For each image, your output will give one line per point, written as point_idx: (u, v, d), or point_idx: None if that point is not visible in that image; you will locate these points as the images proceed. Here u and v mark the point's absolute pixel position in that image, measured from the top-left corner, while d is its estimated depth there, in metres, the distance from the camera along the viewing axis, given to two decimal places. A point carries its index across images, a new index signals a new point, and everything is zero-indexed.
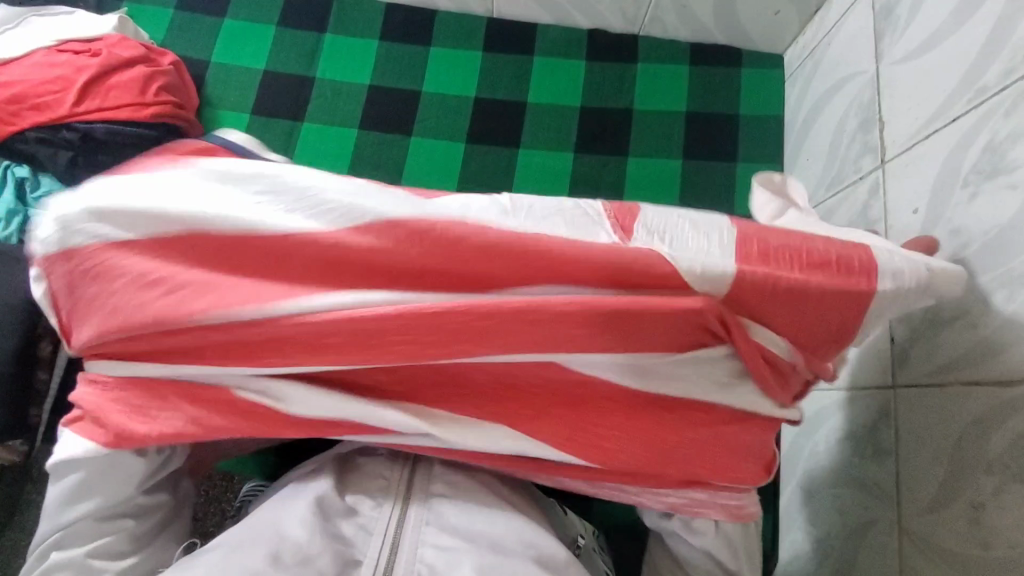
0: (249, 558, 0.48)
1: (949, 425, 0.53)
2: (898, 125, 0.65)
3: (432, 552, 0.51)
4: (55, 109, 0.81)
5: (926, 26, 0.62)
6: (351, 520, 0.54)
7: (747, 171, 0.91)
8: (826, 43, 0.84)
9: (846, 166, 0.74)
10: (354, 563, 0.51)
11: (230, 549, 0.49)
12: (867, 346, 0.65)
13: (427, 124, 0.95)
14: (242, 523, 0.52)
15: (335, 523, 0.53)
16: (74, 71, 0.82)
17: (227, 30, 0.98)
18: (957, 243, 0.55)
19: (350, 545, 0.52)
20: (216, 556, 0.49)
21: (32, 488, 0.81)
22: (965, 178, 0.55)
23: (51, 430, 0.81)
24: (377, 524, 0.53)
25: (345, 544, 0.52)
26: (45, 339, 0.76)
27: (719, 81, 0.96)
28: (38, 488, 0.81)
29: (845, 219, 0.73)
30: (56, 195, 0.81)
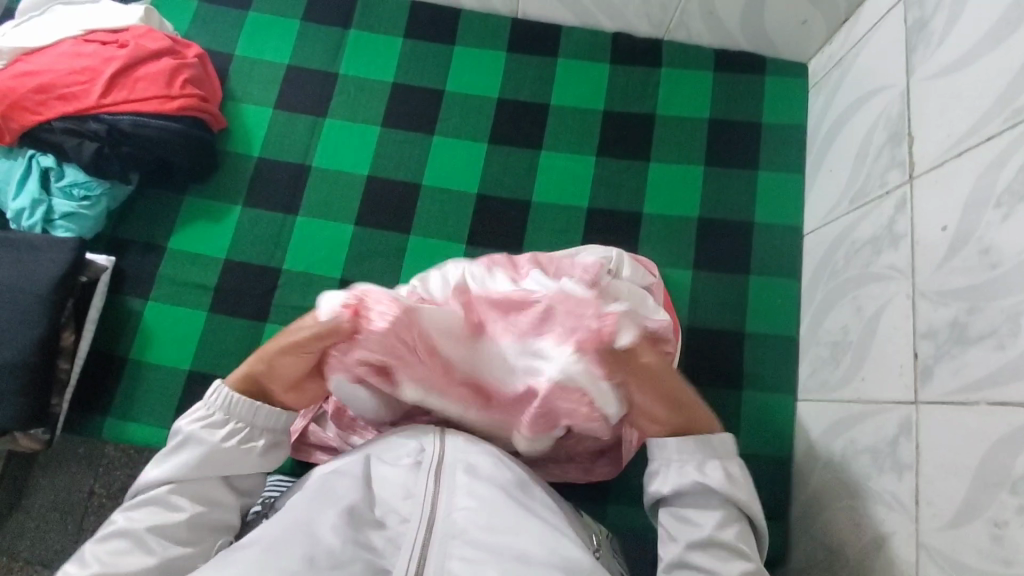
0: (284, 558, 0.50)
1: (972, 442, 0.53)
2: (928, 141, 0.65)
3: (460, 565, 0.53)
4: (82, 100, 0.81)
5: (961, 43, 0.62)
6: (379, 531, 0.56)
7: (769, 179, 0.91)
8: (854, 54, 0.83)
9: (871, 180, 0.74)
10: (381, 573, 0.53)
11: (262, 549, 0.51)
12: (888, 361, 0.66)
13: (450, 123, 0.95)
14: (272, 527, 0.54)
15: (365, 533, 0.55)
16: (101, 62, 0.82)
17: (252, 23, 0.98)
18: (987, 262, 0.55)
19: (379, 556, 0.54)
20: (249, 553, 0.51)
21: (40, 474, 0.81)
22: (998, 198, 0.55)
23: (70, 419, 0.81)
24: (405, 532, 0.56)
25: (373, 555, 0.54)
26: (67, 328, 0.79)
27: (743, 89, 0.96)
28: (46, 475, 0.81)
29: (870, 232, 0.73)
30: (80, 185, 0.82)
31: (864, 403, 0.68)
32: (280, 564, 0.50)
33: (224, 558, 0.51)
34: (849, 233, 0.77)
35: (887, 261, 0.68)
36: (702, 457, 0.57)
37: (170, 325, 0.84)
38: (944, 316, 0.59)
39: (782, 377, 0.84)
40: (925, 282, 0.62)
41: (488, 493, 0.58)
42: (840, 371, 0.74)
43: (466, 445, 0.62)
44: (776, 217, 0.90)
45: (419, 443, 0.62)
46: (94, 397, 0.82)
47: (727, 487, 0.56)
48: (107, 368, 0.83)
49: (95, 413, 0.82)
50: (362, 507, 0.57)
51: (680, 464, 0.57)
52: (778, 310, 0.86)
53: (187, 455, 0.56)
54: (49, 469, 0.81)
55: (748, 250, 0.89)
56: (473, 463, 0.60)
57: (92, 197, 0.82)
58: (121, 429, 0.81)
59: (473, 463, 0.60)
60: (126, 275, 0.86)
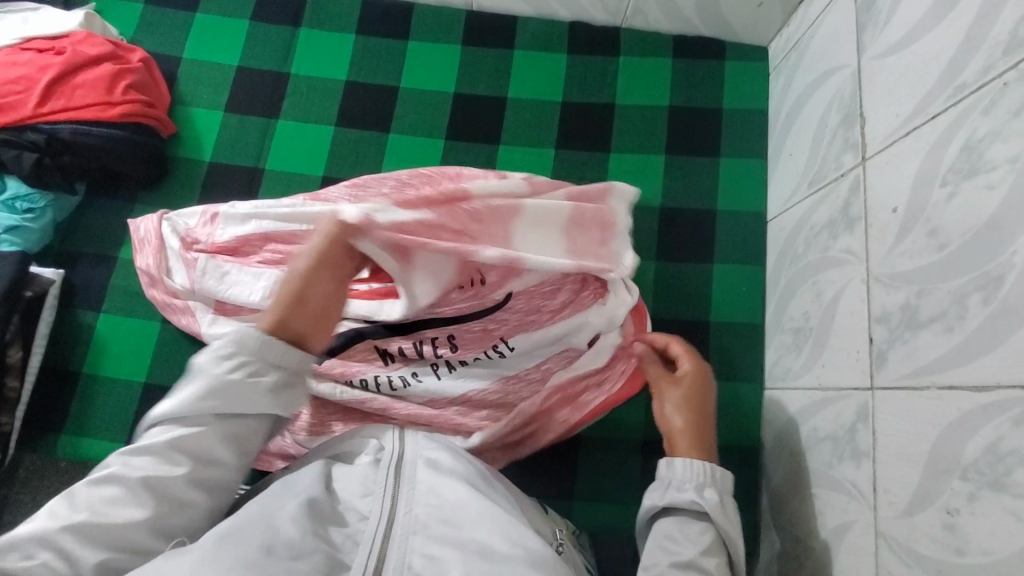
0: (242, 548, 0.49)
1: (924, 428, 0.52)
2: (879, 121, 0.64)
3: (421, 561, 0.53)
4: (16, 110, 0.78)
5: (907, 20, 0.61)
6: (339, 528, 0.56)
7: (732, 165, 0.90)
8: (810, 34, 0.81)
9: (827, 163, 0.73)
10: (341, 568, 0.52)
11: (221, 537, 0.50)
12: (847, 346, 0.65)
13: (406, 119, 0.93)
14: (234, 518, 0.53)
15: (325, 527, 0.55)
16: (37, 70, 0.80)
17: (199, 24, 0.95)
18: (935, 243, 0.54)
19: (338, 550, 0.54)
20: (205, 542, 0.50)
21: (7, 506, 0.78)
22: (944, 177, 0.53)
23: (25, 437, 0.80)
24: (362, 529, 0.56)
25: (334, 550, 0.53)
26: (12, 346, 0.76)
27: (704, 75, 0.94)
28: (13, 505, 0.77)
29: (827, 216, 0.72)
30: (22, 197, 0.79)
31: (824, 390, 0.68)
32: (239, 553, 0.48)
33: (183, 550, 0.49)
34: (809, 217, 0.76)
35: (844, 245, 0.67)
36: (722, 490, 0.61)
37: (122, 338, 0.83)
38: (896, 300, 0.58)
39: (750, 367, 0.83)
40: (879, 266, 0.60)
41: (449, 487, 0.59)
42: (802, 358, 0.74)
43: (425, 442, 0.65)
44: (739, 203, 0.88)
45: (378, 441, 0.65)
46: (48, 414, 0.81)
47: (719, 514, 0.60)
48: (60, 385, 0.81)
49: (50, 431, 0.80)
50: (321, 503, 0.56)
51: (678, 485, 0.61)
52: (742, 298, 0.85)
53: (207, 396, 0.54)
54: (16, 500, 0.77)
55: (712, 238, 0.88)
56: (432, 457, 0.62)
57: (36, 209, 0.79)
58: (78, 447, 0.79)
59: (434, 459, 0.62)
60: (76, 288, 0.84)
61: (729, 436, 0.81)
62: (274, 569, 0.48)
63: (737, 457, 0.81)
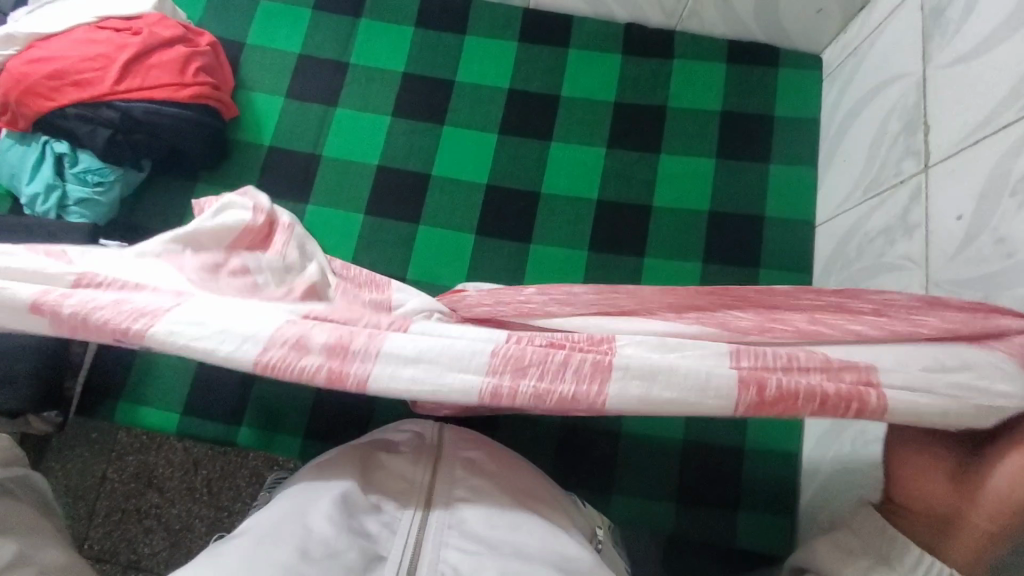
0: (277, 549, 0.51)
1: None
2: (944, 130, 0.64)
3: (457, 555, 0.55)
4: (95, 87, 0.80)
5: (979, 30, 0.62)
6: (375, 517, 0.58)
7: (781, 171, 0.91)
8: (869, 44, 0.82)
9: (885, 170, 0.73)
10: (377, 560, 0.55)
11: (258, 538, 0.52)
12: None
13: (460, 113, 0.95)
14: (268, 517, 0.56)
15: (359, 519, 0.57)
16: (115, 49, 0.82)
17: (264, 12, 0.98)
18: (1003, 251, 0.55)
19: (374, 542, 0.56)
20: (244, 541, 0.53)
21: (51, 459, 0.82)
22: (1014, 187, 0.54)
23: (85, 403, 0.82)
24: (401, 520, 0.58)
25: (369, 541, 0.56)
26: None
27: (756, 81, 0.95)
28: (57, 459, 0.82)
29: (883, 223, 0.72)
30: (94, 171, 0.82)
31: None
32: (273, 554, 0.51)
33: (215, 550, 0.52)
34: (862, 224, 0.77)
35: (901, 251, 0.68)
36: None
37: None
38: None
39: None
40: (939, 273, 0.61)
41: (486, 485, 0.61)
42: None
43: (463, 440, 0.66)
44: (788, 210, 0.89)
45: (415, 433, 0.67)
46: (107, 384, 0.83)
47: None
48: (119, 356, 0.84)
49: (107, 400, 0.82)
50: (358, 497, 0.58)
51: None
52: None
53: None
54: (61, 453, 0.82)
55: (759, 242, 0.89)
56: (472, 459, 0.64)
57: (105, 182, 0.82)
58: (134, 415, 0.82)
59: (473, 460, 0.64)
60: None
61: (769, 439, 0.83)
62: (310, 569, 0.51)
63: (777, 461, 0.82)
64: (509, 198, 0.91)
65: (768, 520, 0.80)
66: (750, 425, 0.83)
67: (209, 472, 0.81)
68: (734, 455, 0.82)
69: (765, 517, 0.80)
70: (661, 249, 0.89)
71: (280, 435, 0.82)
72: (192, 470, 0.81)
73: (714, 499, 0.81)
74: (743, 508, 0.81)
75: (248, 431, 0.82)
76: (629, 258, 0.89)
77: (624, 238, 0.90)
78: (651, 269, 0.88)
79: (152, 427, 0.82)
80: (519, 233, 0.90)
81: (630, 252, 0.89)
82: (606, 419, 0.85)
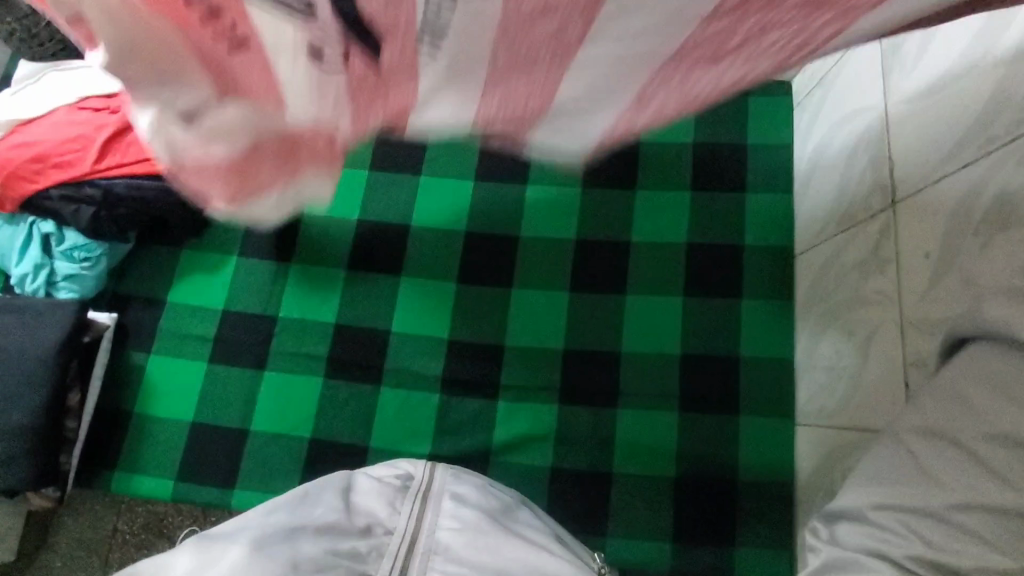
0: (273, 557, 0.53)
1: None
2: (908, 166, 0.64)
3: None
4: (77, 168, 0.82)
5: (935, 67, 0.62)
6: (364, 538, 0.61)
7: (757, 200, 0.91)
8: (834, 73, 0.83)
9: (856, 202, 0.73)
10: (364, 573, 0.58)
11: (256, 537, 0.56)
12: (882, 389, 0.65)
13: (435, 162, 0.96)
14: (270, 519, 0.59)
15: (349, 541, 0.60)
16: (94, 128, 0.84)
17: None
18: None
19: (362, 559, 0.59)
20: (246, 537, 0.55)
21: (64, 514, 0.83)
22: (977, 228, 0.54)
23: (84, 473, 0.84)
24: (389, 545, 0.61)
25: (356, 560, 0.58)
26: (72, 388, 0.82)
27: (727, 110, 0.96)
28: (70, 513, 0.83)
29: (857, 256, 0.72)
30: (80, 247, 0.84)
31: (859, 430, 0.68)
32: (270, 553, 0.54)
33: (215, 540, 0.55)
34: (837, 256, 0.77)
35: (876, 286, 0.68)
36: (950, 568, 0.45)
37: (173, 378, 0.87)
38: (932, 346, 0.58)
39: (782, 402, 0.83)
40: (913, 311, 0.61)
41: (472, 515, 0.63)
42: (836, 396, 0.74)
43: (454, 476, 0.68)
44: (768, 238, 0.89)
45: (408, 469, 0.70)
46: (102, 453, 0.84)
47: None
48: (113, 424, 0.85)
49: (103, 469, 0.84)
50: (346, 523, 0.61)
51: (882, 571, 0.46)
52: (772, 333, 0.86)
53: None
54: (73, 507, 0.84)
55: (740, 273, 0.89)
56: (458, 491, 0.66)
57: (92, 258, 0.84)
58: (130, 483, 0.83)
59: (459, 492, 0.66)
60: (129, 330, 0.89)
61: (763, 473, 0.81)
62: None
63: (774, 495, 0.81)
64: (487, 243, 0.92)
65: (767, 557, 0.78)
66: (743, 461, 0.82)
67: (218, 517, 0.82)
68: (728, 490, 0.81)
69: (764, 554, 0.79)
70: (641, 286, 0.90)
71: (274, 495, 0.83)
72: (203, 516, 0.82)
73: (707, 537, 0.80)
74: (741, 545, 0.79)
75: (243, 493, 0.83)
76: (609, 296, 0.89)
77: (603, 276, 0.90)
78: (631, 307, 0.89)
79: (147, 495, 0.83)
80: (500, 279, 0.91)
81: (610, 291, 0.90)
82: (597, 460, 0.84)
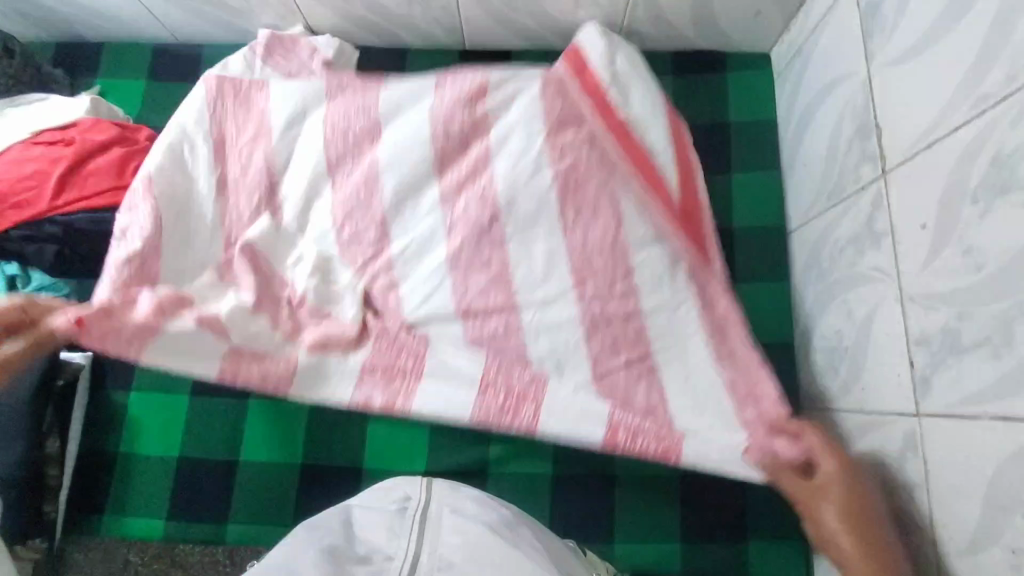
0: None
1: (980, 462, 0.50)
2: (896, 133, 0.61)
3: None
4: (35, 205, 0.80)
5: (918, 24, 0.58)
6: (364, 567, 0.59)
7: (744, 180, 0.88)
8: (814, 40, 0.79)
9: (845, 175, 0.70)
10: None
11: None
12: (885, 370, 0.62)
13: None
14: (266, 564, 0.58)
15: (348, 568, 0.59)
16: (50, 164, 0.81)
17: None
18: (972, 264, 0.51)
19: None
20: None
21: (74, 550, 0.81)
22: (974, 194, 0.51)
23: (74, 519, 0.82)
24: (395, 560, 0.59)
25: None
26: (50, 435, 0.80)
27: (706, 90, 0.92)
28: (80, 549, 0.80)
29: (850, 231, 0.69)
30: (45, 288, 0.79)
31: (865, 413, 0.65)
32: None
33: None
34: (829, 233, 0.74)
35: (871, 261, 0.65)
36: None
37: (154, 415, 0.84)
38: (935, 322, 0.55)
39: (784, 387, 0.81)
40: (911, 286, 0.58)
41: (473, 530, 0.60)
42: (839, 378, 0.71)
43: (453, 489, 0.64)
44: (757, 219, 0.86)
45: (405, 491, 0.64)
46: (89, 496, 0.82)
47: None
48: (98, 467, 0.83)
49: (92, 513, 0.82)
50: (346, 549, 0.60)
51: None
52: (769, 317, 0.83)
53: None
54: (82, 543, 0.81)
55: (731, 258, 0.86)
56: (458, 504, 0.62)
57: (62, 296, 0.80)
58: (119, 526, 0.81)
59: (458, 504, 0.62)
60: (106, 368, 0.86)
61: None
62: None
63: None
64: None
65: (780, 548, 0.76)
66: None
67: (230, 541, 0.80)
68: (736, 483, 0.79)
69: (776, 545, 0.77)
70: None
71: (270, 525, 0.81)
72: (215, 541, 0.81)
73: (719, 533, 0.78)
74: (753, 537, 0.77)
75: (237, 526, 0.81)
76: None
77: None
78: None
79: (139, 535, 0.81)
80: None
81: None
82: (598, 463, 0.82)
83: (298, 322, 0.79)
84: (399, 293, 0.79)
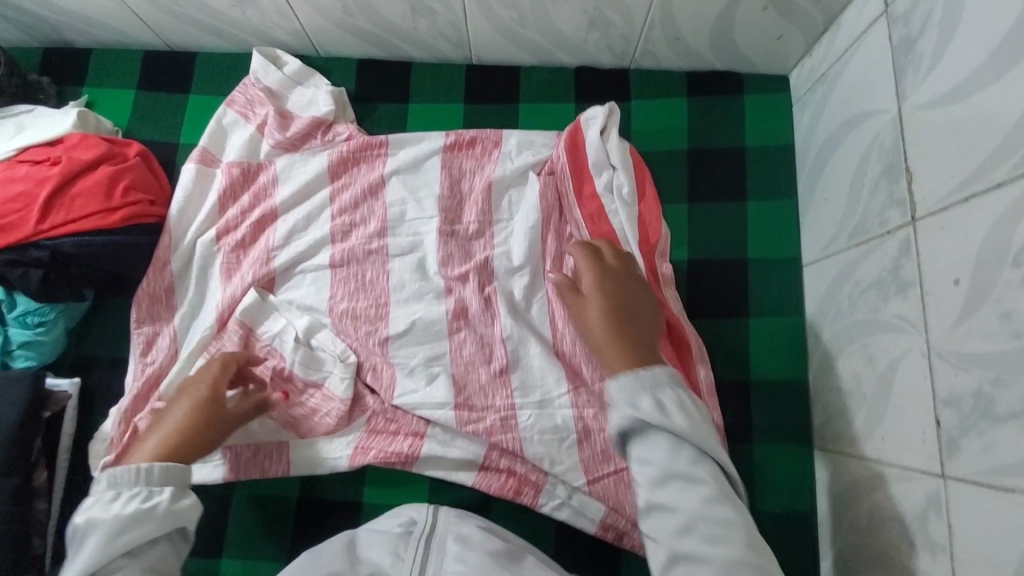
0: None
1: (1011, 535, 0.48)
2: (929, 181, 0.58)
3: None
4: (19, 229, 0.76)
5: (959, 68, 0.55)
6: None
7: (759, 209, 0.85)
8: (838, 69, 0.76)
9: (870, 217, 0.67)
10: None
11: None
12: (909, 424, 0.60)
13: None
14: None
15: None
16: (35, 185, 0.77)
17: (193, 107, 0.92)
18: (1010, 329, 0.49)
19: None
20: None
21: None
22: (1016, 256, 0.48)
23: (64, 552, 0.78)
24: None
25: None
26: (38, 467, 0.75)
27: (722, 113, 0.89)
28: None
29: (874, 275, 0.66)
30: (33, 311, 0.77)
31: (885, 465, 0.63)
32: None
33: None
34: (850, 273, 0.71)
35: (896, 309, 0.63)
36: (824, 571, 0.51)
37: None
38: (966, 384, 0.53)
39: (797, 427, 0.79)
40: (941, 342, 0.56)
41: (477, 559, 0.57)
42: (856, 425, 0.69)
43: (458, 517, 0.63)
44: (772, 251, 0.84)
45: (410, 516, 0.64)
46: None
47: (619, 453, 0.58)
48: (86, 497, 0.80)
49: None
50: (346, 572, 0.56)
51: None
52: (782, 353, 0.81)
53: (137, 526, 0.60)
54: None
55: (745, 291, 0.83)
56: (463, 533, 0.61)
57: (47, 321, 0.78)
58: None
59: (463, 534, 0.61)
60: (95, 394, 0.83)
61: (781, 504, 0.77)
62: None
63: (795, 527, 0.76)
64: None
65: None
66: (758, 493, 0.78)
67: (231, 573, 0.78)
68: None
69: None
70: None
71: (269, 561, 0.78)
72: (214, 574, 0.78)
73: None
74: None
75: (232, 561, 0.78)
76: None
77: None
78: None
79: None
80: None
81: None
82: None
83: (290, 390, 0.80)
84: (392, 374, 0.78)
